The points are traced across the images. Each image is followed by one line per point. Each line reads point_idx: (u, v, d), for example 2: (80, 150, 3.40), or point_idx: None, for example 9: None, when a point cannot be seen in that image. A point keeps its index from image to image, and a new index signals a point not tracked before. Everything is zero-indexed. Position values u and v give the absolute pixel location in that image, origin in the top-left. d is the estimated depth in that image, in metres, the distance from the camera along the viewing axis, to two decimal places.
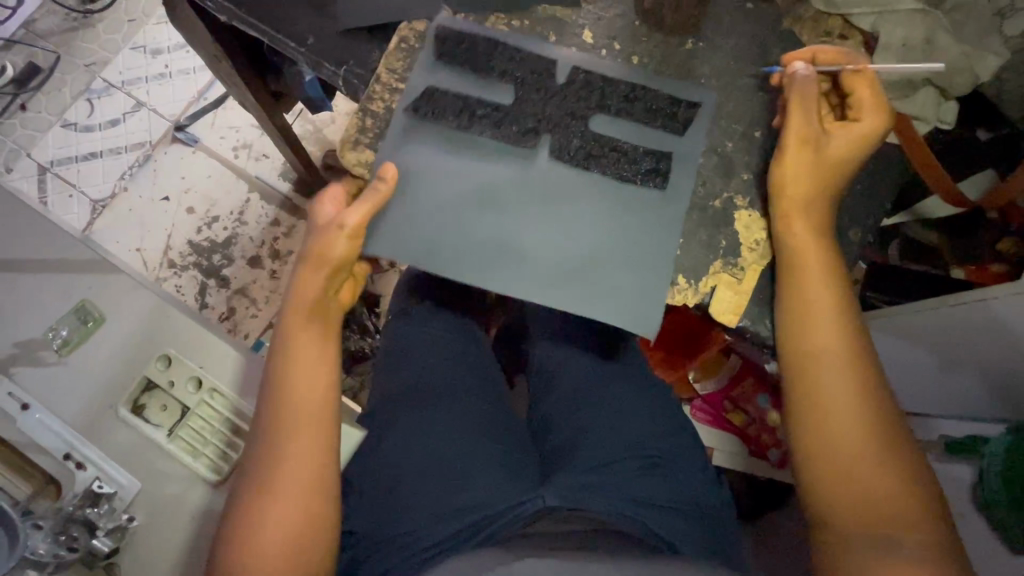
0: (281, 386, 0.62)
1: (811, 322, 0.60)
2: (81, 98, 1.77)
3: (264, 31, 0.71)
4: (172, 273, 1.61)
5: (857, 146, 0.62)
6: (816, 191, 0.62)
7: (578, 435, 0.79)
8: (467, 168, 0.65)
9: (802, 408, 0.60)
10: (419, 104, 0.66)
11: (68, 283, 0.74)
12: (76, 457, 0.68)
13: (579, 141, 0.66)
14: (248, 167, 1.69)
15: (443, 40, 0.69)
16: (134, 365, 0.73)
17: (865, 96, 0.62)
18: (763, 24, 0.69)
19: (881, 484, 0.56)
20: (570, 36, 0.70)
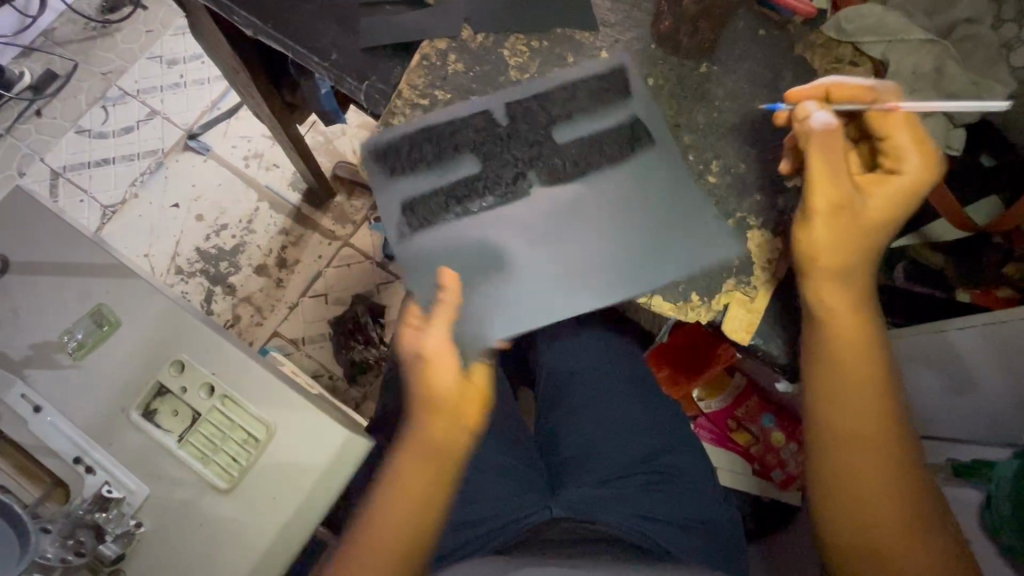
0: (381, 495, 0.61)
1: (841, 373, 0.62)
2: (97, 106, 1.80)
3: (288, 46, 0.72)
4: (179, 279, 1.62)
5: (898, 195, 0.60)
6: (858, 246, 0.61)
7: (586, 450, 0.79)
8: (492, 214, 0.68)
9: (826, 455, 0.62)
10: (410, 212, 0.69)
11: (86, 287, 0.75)
12: (86, 461, 0.69)
13: (565, 162, 0.69)
14: (258, 177, 1.71)
15: (381, 150, 0.69)
16: (148, 370, 0.73)
17: (904, 140, 0.60)
18: (777, 50, 0.70)
19: (900, 534, 0.59)
20: (587, 58, 0.71)
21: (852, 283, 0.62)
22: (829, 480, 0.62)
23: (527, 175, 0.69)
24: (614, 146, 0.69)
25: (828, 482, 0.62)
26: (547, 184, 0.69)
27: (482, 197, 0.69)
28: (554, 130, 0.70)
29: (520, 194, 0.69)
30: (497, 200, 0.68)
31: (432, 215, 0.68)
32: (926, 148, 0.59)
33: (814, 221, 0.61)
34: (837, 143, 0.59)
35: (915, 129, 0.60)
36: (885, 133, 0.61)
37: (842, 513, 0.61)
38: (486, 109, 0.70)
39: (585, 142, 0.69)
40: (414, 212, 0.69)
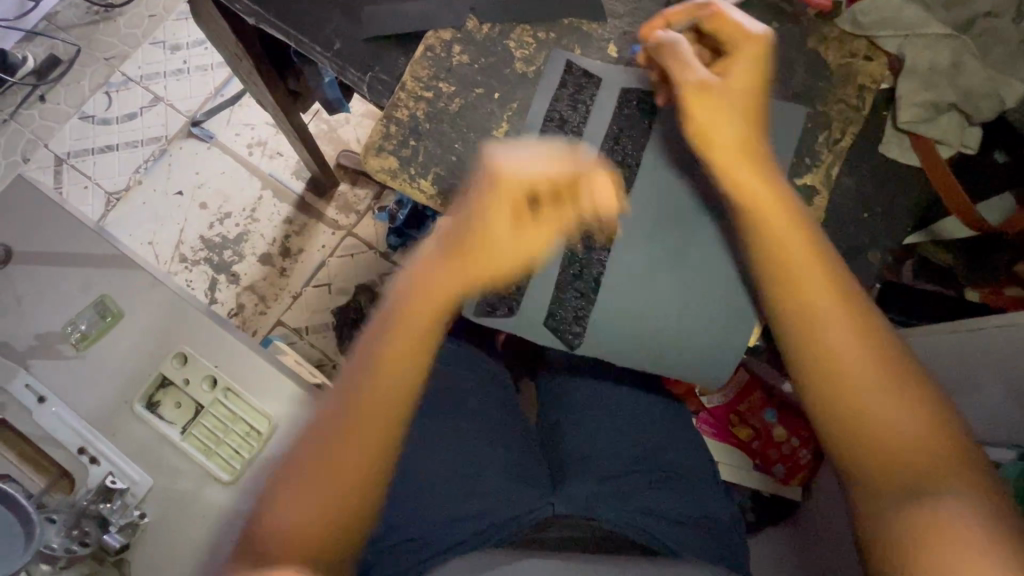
0: (349, 412, 0.55)
1: (799, 287, 0.57)
2: (100, 91, 1.79)
3: (292, 36, 0.71)
4: (183, 267, 1.63)
5: (757, 67, 0.60)
6: (746, 128, 0.60)
7: (589, 448, 0.77)
8: (590, 260, 0.65)
9: (818, 388, 0.55)
10: (561, 327, 0.65)
11: (89, 278, 0.75)
12: (91, 452, 0.70)
13: (610, 178, 0.66)
14: (261, 165, 1.70)
15: (493, 305, 0.65)
16: (151, 362, 0.73)
17: (730, 26, 0.61)
18: (790, 43, 0.67)
19: (929, 459, 0.50)
20: (594, 50, 0.69)
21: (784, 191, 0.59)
22: (830, 417, 0.55)
23: (592, 211, 0.65)
24: (632, 148, 0.66)
25: (830, 418, 0.55)
26: (615, 210, 0.65)
27: (588, 259, 0.65)
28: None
29: (609, 232, 0.65)
30: (604, 249, 0.65)
31: (577, 313, 0.65)
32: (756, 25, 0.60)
33: (765, 212, 0.59)
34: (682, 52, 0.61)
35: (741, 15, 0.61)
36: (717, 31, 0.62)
37: (857, 457, 0.53)
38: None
39: (610, 153, 0.66)
40: (563, 323, 0.65)
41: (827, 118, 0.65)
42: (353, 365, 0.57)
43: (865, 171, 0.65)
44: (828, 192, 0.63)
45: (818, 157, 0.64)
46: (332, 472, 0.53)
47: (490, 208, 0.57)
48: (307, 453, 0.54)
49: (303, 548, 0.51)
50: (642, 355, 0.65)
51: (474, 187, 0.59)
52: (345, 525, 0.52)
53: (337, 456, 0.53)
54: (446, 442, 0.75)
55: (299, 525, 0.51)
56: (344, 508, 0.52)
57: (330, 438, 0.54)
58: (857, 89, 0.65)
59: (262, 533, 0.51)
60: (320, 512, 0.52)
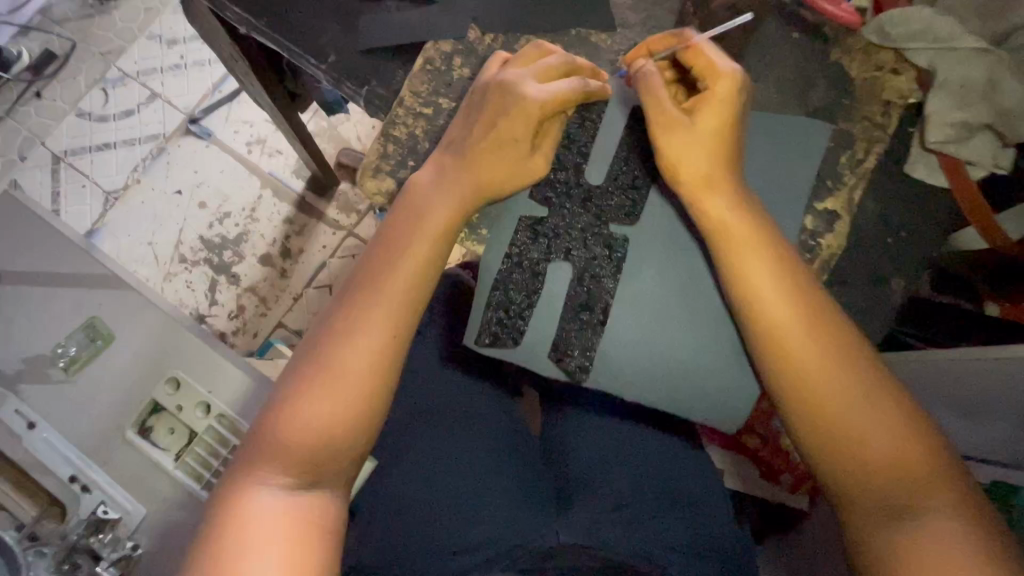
0: (332, 340, 0.55)
1: (746, 279, 0.55)
2: (96, 88, 1.75)
3: (284, 47, 0.68)
4: (183, 268, 1.60)
5: (725, 107, 0.56)
6: (712, 168, 0.56)
7: (597, 472, 0.73)
8: (599, 286, 0.59)
9: (769, 355, 0.56)
10: (567, 359, 0.59)
11: (78, 300, 0.72)
12: (82, 480, 0.68)
13: (620, 198, 0.60)
14: (260, 163, 1.67)
15: (492, 332, 0.59)
16: (143, 386, 0.71)
17: (705, 64, 0.57)
18: (811, 57, 0.63)
19: (866, 417, 0.53)
20: (604, 63, 0.65)
21: (750, 215, 0.56)
22: (779, 381, 0.56)
23: (600, 234, 0.59)
24: (645, 166, 0.60)
25: (778, 381, 0.56)
26: (624, 232, 0.59)
27: (596, 285, 0.59)
28: (586, 181, 0.60)
29: (619, 258, 0.59)
30: (615, 276, 0.59)
31: (584, 343, 0.59)
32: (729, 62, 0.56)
33: (740, 256, 0.56)
34: (656, 83, 0.57)
35: (719, 51, 0.57)
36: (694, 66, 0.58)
37: (804, 415, 0.55)
38: (519, 217, 0.59)
39: (620, 171, 0.60)
40: (568, 354, 0.59)
41: (850, 136, 0.61)
42: (335, 300, 0.58)
43: (889, 193, 0.61)
44: (851, 216, 0.60)
45: (841, 179, 0.60)
46: (319, 392, 0.53)
47: (497, 148, 0.56)
48: (291, 378, 0.55)
49: (296, 466, 0.52)
50: (653, 390, 0.59)
51: (483, 120, 0.57)
52: (334, 444, 0.53)
53: (324, 376, 0.54)
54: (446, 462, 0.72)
55: (290, 439, 0.53)
56: (334, 422, 0.53)
57: (316, 362, 0.55)
58: (883, 105, 0.62)
59: (253, 452, 0.53)
60: (310, 427, 0.53)
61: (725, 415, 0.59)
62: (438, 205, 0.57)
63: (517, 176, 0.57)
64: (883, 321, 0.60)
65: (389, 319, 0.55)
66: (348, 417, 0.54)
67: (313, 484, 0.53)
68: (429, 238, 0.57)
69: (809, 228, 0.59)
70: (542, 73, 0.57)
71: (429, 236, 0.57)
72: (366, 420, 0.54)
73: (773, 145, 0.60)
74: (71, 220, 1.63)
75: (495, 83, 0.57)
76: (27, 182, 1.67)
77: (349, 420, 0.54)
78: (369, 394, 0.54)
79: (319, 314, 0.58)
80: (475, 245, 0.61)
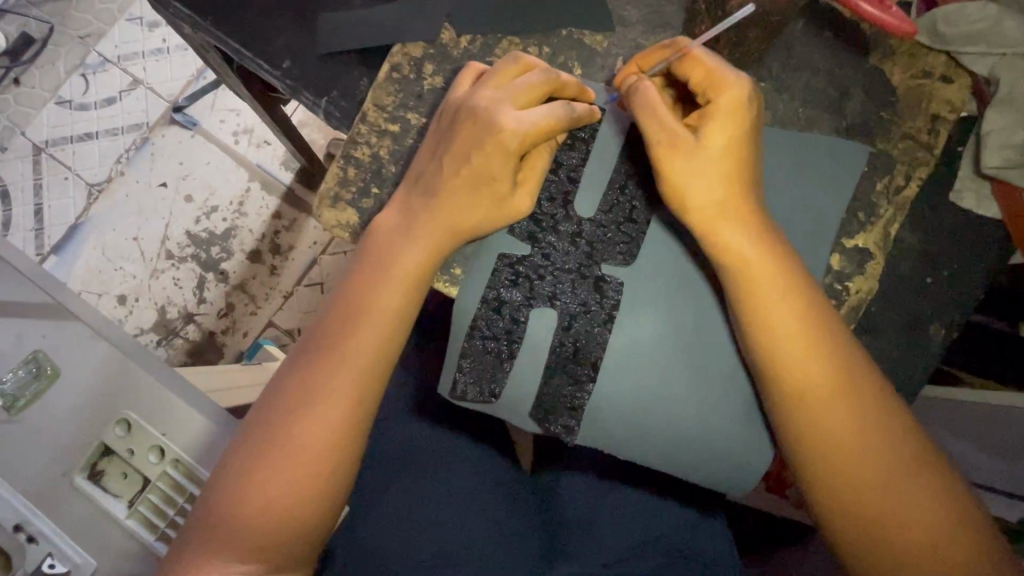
0: (290, 409, 0.48)
1: (769, 327, 0.46)
2: (76, 73, 1.36)
3: (234, 49, 0.59)
4: (169, 265, 1.25)
5: (734, 121, 0.46)
6: (728, 192, 0.47)
7: (593, 523, 0.63)
8: (588, 335, 0.51)
9: (786, 413, 0.46)
10: (551, 417, 0.51)
11: (19, 333, 0.65)
12: (28, 530, 0.60)
13: (614, 233, 0.52)
14: (248, 155, 1.31)
15: (466, 386, 0.51)
16: (93, 428, 0.63)
17: (700, 75, 0.47)
18: (842, 61, 0.54)
19: (904, 494, 0.43)
20: (598, 69, 0.56)
21: (771, 249, 0.47)
22: (798, 444, 0.46)
23: (590, 276, 0.51)
24: (642, 195, 0.53)
25: (796, 445, 0.46)
26: (619, 272, 0.52)
27: (585, 334, 0.51)
28: (576, 213, 0.52)
29: (612, 305, 0.51)
30: (607, 325, 0.51)
31: (571, 400, 0.51)
32: (733, 69, 0.47)
33: (759, 292, 0.46)
34: (655, 103, 0.48)
35: (716, 57, 0.47)
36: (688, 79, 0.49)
37: (825, 486, 0.45)
38: (497, 255, 0.52)
39: (615, 201, 0.52)
40: (552, 412, 0.51)
41: (887, 158, 0.52)
42: (293, 358, 0.50)
43: (929, 222, 0.53)
44: (885, 255, 0.51)
45: (874, 210, 0.52)
46: (276, 466, 0.47)
47: (472, 186, 0.49)
48: (243, 449, 0.48)
49: (249, 546, 0.46)
50: (653, 451, 0.51)
51: (451, 154, 0.49)
52: (293, 521, 0.47)
53: (281, 449, 0.47)
54: (419, 510, 0.61)
55: (242, 517, 0.46)
56: (293, 499, 0.46)
57: (267, 426, 0.48)
58: (929, 120, 0.53)
59: (198, 531, 0.47)
60: (267, 506, 0.46)
61: (739, 483, 0.51)
62: (399, 251, 0.49)
63: (496, 215, 0.49)
64: (917, 373, 0.51)
65: (359, 384, 0.48)
66: (312, 493, 0.47)
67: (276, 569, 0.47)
68: (390, 287, 0.49)
69: (835, 268, 0.51)
70: (517, 95, 0.49)
71: (390, 284, 0.49)
72: (332, 495, 0.48)
73: (797, 170, 0.51)
74: (52, 216, 1.28)
75: (464, 111, 0.49)
76: (5, 176, 1.31)
77: (312, 496, 0.47)
78: (335, 465, 0.48)
79: (276, 372, 0.51)
80: (447, 287, 0.53)
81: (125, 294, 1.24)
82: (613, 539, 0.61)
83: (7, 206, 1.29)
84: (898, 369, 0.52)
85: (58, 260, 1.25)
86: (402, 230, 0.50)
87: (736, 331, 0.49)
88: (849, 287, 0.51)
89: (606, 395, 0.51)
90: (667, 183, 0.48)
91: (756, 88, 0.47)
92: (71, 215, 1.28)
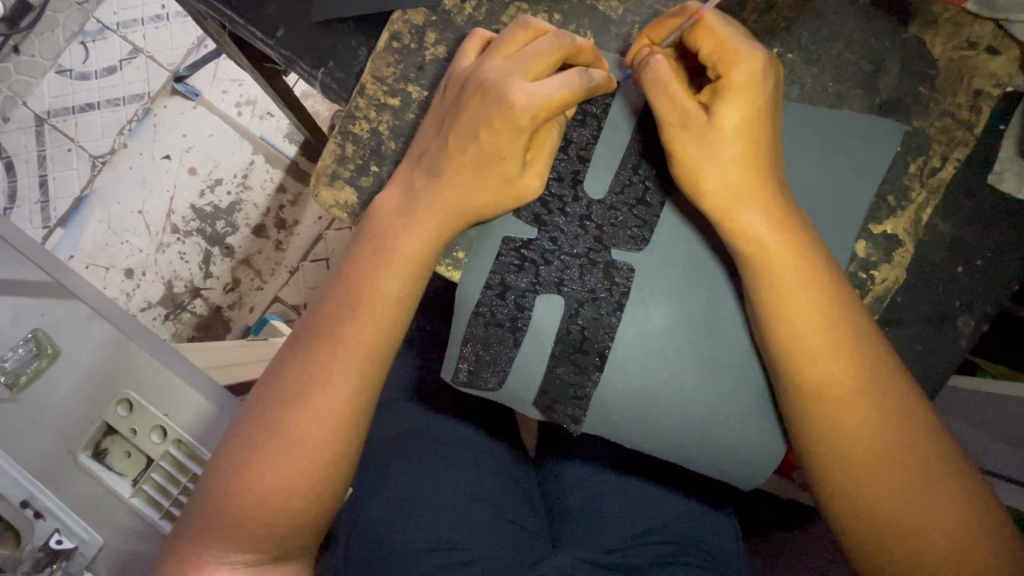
0: (286, 401, 0.46)
1: (789, 322, 0.44)
2: (75, 42, 1.32)
3: (225, 15, 0.56)
4: (174, 239, 1.24)
5: (748, 98, 0.43)
6: (745, 173, 0.44)
7: (596, 507, 0.62)
8: (595, 323, 0.49)
9: (806, 414, 0.44)
10: (556, 406, 0.49)
11: (17, 311, 0.63)
12: (36, 505, 0.60)
13: (626, 216, 0.49)
14: (251, 127, 1.27)
15: (467, 373, 0.50)
16: (94, 407, 0.63)
17: (711, 45, 0.44)
18: (878, 30, 0.50)
19: (926, 500, 0.41)
20: (613, 38, 0.53)
21: (794, 235, 0.44)
22: (817, 446, 0.44)
23: (600, 261, 0.49)
24: (656, 176, 0.50)
25: (815, 447, 0.44)
26: (630, 257, 0.49)
27: (593, 323, 0.49)
28: (585, 195, 0.49)
29: (622, 292, 0.49)
30: (617, 312, 0.49)
31: (577, 390, 0.49)
32: (747, 41, 0.43)
33: (780, 280, 0.44)
34: (665, 78, 0.45)
35: (731, 23, 0.44)
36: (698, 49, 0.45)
37: (843, 490, 0.43)
38: (502, 239, 0.49)
39: (628, 181, 0.49)
40: (558, 401, 0.49)
41: (923, 138, 0.49)
42: (289, 346, 0.48)
43: (964, 206, 0.49)
44: (914, 242, 0.48)
45: (906, 194, 0.48)
46: (273, 459, 0.45)
47: (478, 164, 0.46)
48: (239, 440, 0.46)
49: (249, 536, 0.45)
50: (661, 442, 0.49)
51: (457, 130, 0.46)
52: (293, 514, 0.46)
53: (278, 442, 0.45)
54: (422, 493, 0.60)
55: (240, 509, 0.45)
56: (293, 492, 0.45)
57: (265, 414, 0.46)
58: (971, 96, 0.49)
59: (199, 519, 0.46)
60: (265, 499, 0.45)
61: (750, 476, 0.49)
62: (401, 232, 0.47)
63: (501, 194, 0.47)
64: (941, 368, 0.49)
65: (358, 377, 0.46)
66: (311, 486, 0.46)
67: (278, 557, 0.47)
68: (392, 270, 0.47)
69: (861, 256, 0.48)
70: (524, 64, 0.45)
71: (390, 267, 0.47)
72: (332, 489, 0.47)
73: (825, 151, 0.48)
74: (57, 188, 1.26)
75: (467, 83, 0.46)
76: (9, 148, 1.29)
77: (312, 489, 0.46)
78: (335, 456, 0.46)
79: (271, 361, 0.49)
80: (450, 271, 0.51)
81: (132, 268, 1.23)
82: (615, 523, 0.61)
83: (12, 177, 1.27)
84: (921, 362, 0.49)
85: (64, 233, 1.24)
86: (404, 210, 0.47)
87: (752, 322, 0.47)
88: (875, 276, 0.48)
89: (614, 384, 0.49)
90: (677, 163, 0.45)
91: (774, 61, 0.43)
92: (75, 187, 1.26)
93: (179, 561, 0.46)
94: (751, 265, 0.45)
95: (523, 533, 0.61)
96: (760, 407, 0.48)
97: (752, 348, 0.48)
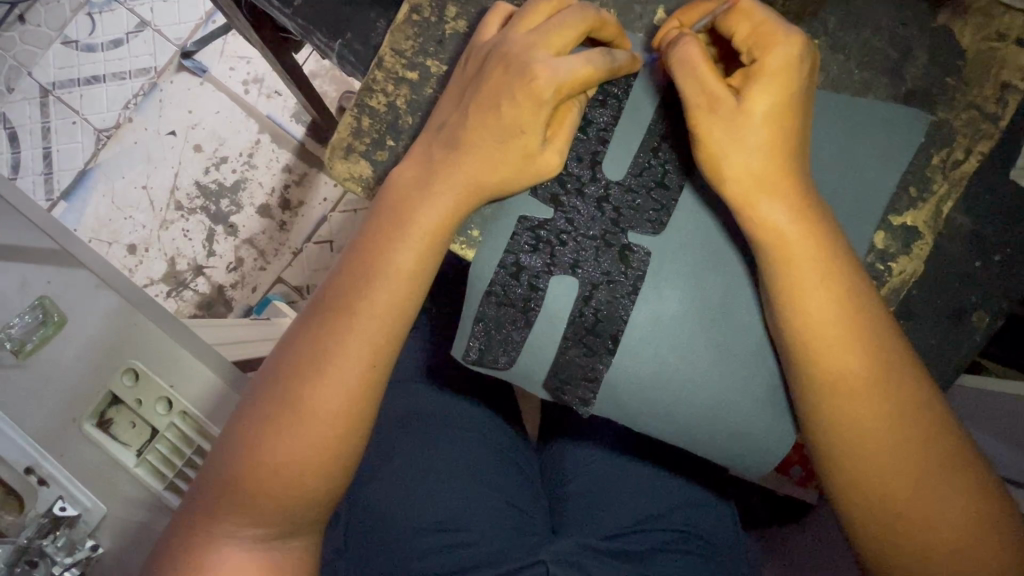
0: (300, 375, 0.46)
1: (805, 312, 0.43)
2: (82, 13, 1.30)
3: None
4: (177, 215, 1.23)
5: (780, 83, 0.42)
6: (769, 159, 0.43)
7: (597, 492, 0.62)
8: (610, 305, 0.49)
9: (821, 405, 0.44)
10: (565, 387, 0.49)
11: (21, 279, 0.63)
12: (39, 473, 0.60)
13: (643, 199, 0.49)
14: (258, 104, 1.26)
15: (478, 352, 0.49)
16: (100, 377, 0.63)
17: (747, 29, 0.44)
18: (906, 19, 0.49)
19: (935, 492, 0.41)
20: (637, 20, 0.52)
21: (814, 224, 0.43)
22: (832, 438, 0.43)
23: (615, 244, 0.49)
24: (674, 162, 0.49)
25: (828, 439, 0.43)
26: (646, 240, 0.49)
27: (608, 304, 0.49)
28: (603, 176, 0.49)
29: (637, 275, 0.49)
30: (632, 296, 0.49)
31: (588, 371, 0.49)
32: (783, 25, 0.43)
33: (798, 269, 0.43)
34: (696, 58, 0.44)
35: (767, 11, 0.43)
36: (732, 34, 0.45)
37: (854, 482, 0.43)
38: (518, 217, 0.49)
39: (647, 164, 0.49)
40: (568, 382, 0.49)
41: (948, 129, 0.48)
42: (303, 320, 0.48)
43: (983, 200, 0.49)
44: (934, 235, 0.48)
45: (927, 185, 0.48)
46: (286, 433, 0.45)
47: (499, 138, 0.45)
48: (252, 413, 0.46)
49: (260, 510, 0.45)
50: (671, 427, 0.49)
51: (477, 104, 0.46)
52: (303, 488, 0.46)
53: (291, 416, 0.45)
54: (424, 473, 0.60)
55: (252, 483, 0.45)
56: (304, 466, 0.45)
57: (279, 388, 0.46)
58: (998, 88, 0.48)
59: (210, 490, 0.46)
60: (277, 473, 0.45)
61: (756, 465, 0.49)
62: (421, 205, 0.46)
63: (518, 168, 0.46)
64: (953, 364, 0.49)
65: (372, 353, 0.46)
66: (322, 460, 0.45)
67: (286, 532, 0.47)
68: (409, 245, 0.46)
69: (880, 247, 0.48)
70: (551, 35, 0.44)
71: (408, 241, 0.46)
72: (343, 465, 0.47)
73: (848, 139, 0.47)
74: (61, 161, 1.25)
75: (495, 53, 0.46)
76: (13, 118, 1.27)
77: (323, 465, 0.46)
78: (345, 433, 0.46)
79: (282, 335, 0.49)
80: (464, 249, 0.51)
81: (135, 244, 1.22)
82: (617, 511, 0.60)
83: (16, 149, 1.26)
84: (934, 356, 0.49)
85: (67, 206, 1.23)
86: (424, 182, 0.47)
87: (767, 310, 0.46)
88: (892, 267, 0.47)
89: (624, 370, 0.49)
90: (703, 145, 0.44)
91: (810, 47, 0.43)
92: (78, 160, 1.25)
93: (188, 534, 0.46)
94: (768, 255, 0.44)
95: (523, 516, 0.61)
96: (770, 397, 0.48)
97: (763, 338, 0.48)
